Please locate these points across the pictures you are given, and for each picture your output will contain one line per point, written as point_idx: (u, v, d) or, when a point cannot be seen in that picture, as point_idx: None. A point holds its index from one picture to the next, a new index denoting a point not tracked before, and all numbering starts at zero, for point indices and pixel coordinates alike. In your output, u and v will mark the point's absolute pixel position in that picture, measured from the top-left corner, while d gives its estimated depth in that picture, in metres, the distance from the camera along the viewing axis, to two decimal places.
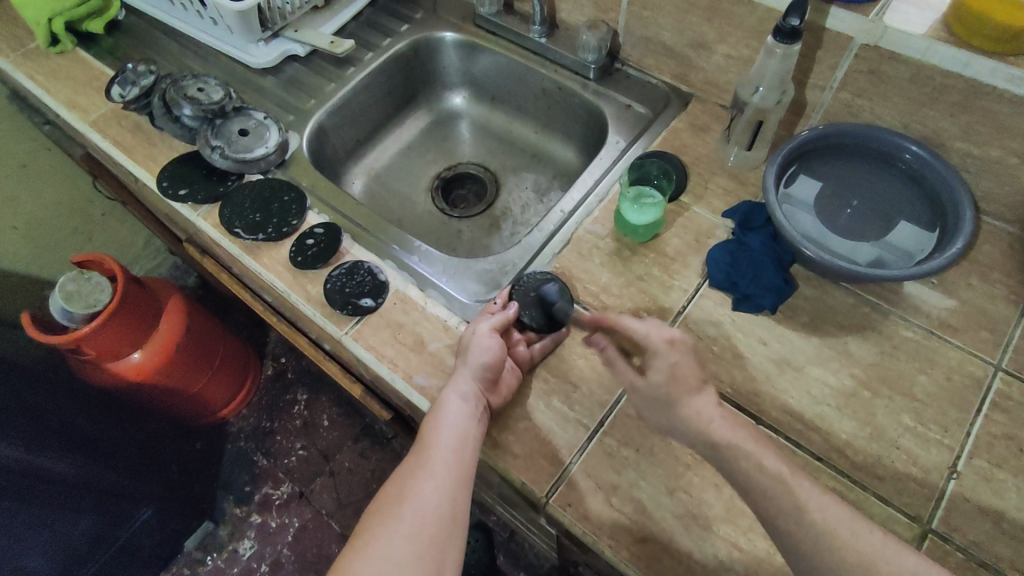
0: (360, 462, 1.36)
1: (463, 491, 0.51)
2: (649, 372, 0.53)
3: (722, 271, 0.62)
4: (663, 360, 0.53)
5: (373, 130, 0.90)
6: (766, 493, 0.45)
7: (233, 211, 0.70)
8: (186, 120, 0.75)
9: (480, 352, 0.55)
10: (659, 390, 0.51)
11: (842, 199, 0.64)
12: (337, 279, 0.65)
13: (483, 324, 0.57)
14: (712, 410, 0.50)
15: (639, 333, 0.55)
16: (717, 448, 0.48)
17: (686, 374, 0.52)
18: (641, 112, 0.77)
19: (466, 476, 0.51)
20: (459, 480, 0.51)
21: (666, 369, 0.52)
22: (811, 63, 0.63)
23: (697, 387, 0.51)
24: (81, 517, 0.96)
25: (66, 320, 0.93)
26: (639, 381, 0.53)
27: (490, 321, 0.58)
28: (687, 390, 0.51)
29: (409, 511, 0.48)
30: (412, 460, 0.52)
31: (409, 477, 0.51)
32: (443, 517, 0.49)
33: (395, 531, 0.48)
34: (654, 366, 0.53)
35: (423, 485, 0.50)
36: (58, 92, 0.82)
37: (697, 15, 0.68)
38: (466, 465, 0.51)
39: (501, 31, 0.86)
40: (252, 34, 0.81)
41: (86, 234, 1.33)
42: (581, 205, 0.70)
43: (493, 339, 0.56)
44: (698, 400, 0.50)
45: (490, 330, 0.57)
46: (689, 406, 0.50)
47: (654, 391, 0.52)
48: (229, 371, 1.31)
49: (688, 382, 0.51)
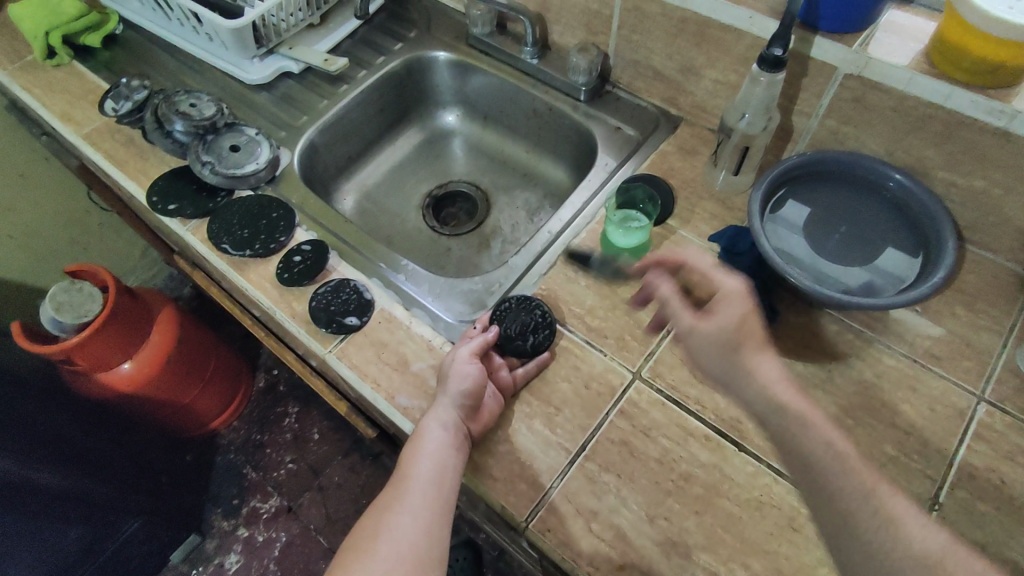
0: (350, 477, 1.35)
1: (440, 524, 0.50)
2: (711, 315, 0.50)
3: (708, 296, 0.61)
4: (731, 305, 0.50)
5: (365, 147, 0.91)
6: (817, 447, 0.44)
7: (222, 226, 0.70)
8: (178, 135, 0.76)
9: (459, 380, 0.55)
10: (723, 334, 0.49)
11: (830, 224, 0.64)
12: (322, 296, 0.64)
13: (464, 350, 0.57)
14: (771, 369, 0.47)
15: (714, 279, 0.52)
16: (783, 412, 0.45)
17: (753, 328, 0.49)
18: (630, 134, 0.78)
19: (444, 509, 0.51)
20: (437, 513, 0.50)
21: (730, 318, 0.49)
22: (796, 90, 0.63)
23: (763, 344, 0.48)
24: (70, 526, 0.93)
25: (56, 330, 0.95)
26: (700, 324, 0.50)
27: (470, 344, 0.58)
28: (753, 343, 0.48)
29: (384, 547, 0.48)
30: (391, 492, 0.52)
31: (386, 510, 0.51)
32: (419, 552, 0.48)
33: (369, 567, 0.48)
34: (719, 311, 0.50)
35: (400, 519, 0.50)
36: (52, 104, 0.83)
37: (685, 41, 0.69)
38: (444, 498, 0.51)
39: (494, 52, 0.86)
40: (246, 50, 0.82)
41: (82, 244, 1.32)
42: (568, 227, 0.70)
43: (473, 365, 0.55)
44: (764, 359, 0.48)
45: (470, 355, 0.57)
46: (750, 364, 0.48)
47: (716, 336, 0.49)
48: (221, 382, 1.31)
49: (755, 335, 0.49)
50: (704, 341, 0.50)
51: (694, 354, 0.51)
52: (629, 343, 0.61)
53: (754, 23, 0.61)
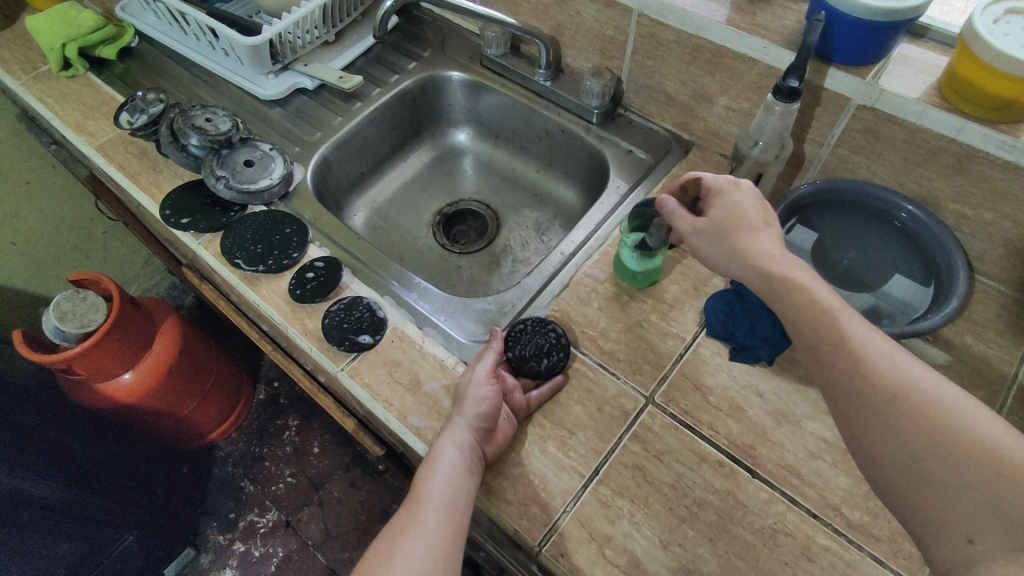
0: (349, 492, 1.34)
1: (453, 550, 0.50)
2: (710, 211, 0.53)
3: (719, 320, 0.62)
4: (722, 199, 0.52)
5: (377, 163, 0.92)
6: (846, 369, 0.42)
7: (235, 241, 0.70)
8: (192, 149, 0.76)
9: (475, 398, 0.55)
10: (715, 225, 0.51)
11: (838, 250, 0.65)
12: (335, 313, 0.64)
13: (479, 368, 0.58)
14: (772, 246, 0.48)
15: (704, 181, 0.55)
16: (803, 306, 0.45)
17: (749, 213, 0.51)
18: (642, 157, 0.79)
19: (457, 534, 0.50)
20: (450, 538, 0.50)
21: (724, 207, 0.51)
22: (809, 119, 0.64)
23: (760, 225, 0.50)
24: (61, 541, 0.91)
25: (59, 338, 0.93)
26: (699, 221, 0.53)
27: (485, 361, 0.59)
28: (750, 226, 0.50)
29: (396, 572, 0.47)
30: (403, 515, 0.51)
31: (398, 535, 0.50)
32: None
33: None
34: (715, 205, 0.52)
35: (413, 544, 0.49)
36: (66, 115, 0.83)
37: (699, 68, 0.70)
38: (457, 522, 0.51)
39: (507, 73, 0.87)
40: (262, 66, 0.83)
41: (85, 252, 1.32)
42: (581, 249, 0.70)
43: (489, 384, 0.56)
44: (762, 236, 0.49)
45: (485, 373, 0.57)
46: (746, 241, 0.49)
47: (711, 225, 0.52)
48: (221, 394, 1.30)
49: (753, 217, 0.50)
50: (704, 233, 0.52)
51: (698, 251, 0.53)
52: (642, 367, 0.61)
53: (768, 53, 0.62)
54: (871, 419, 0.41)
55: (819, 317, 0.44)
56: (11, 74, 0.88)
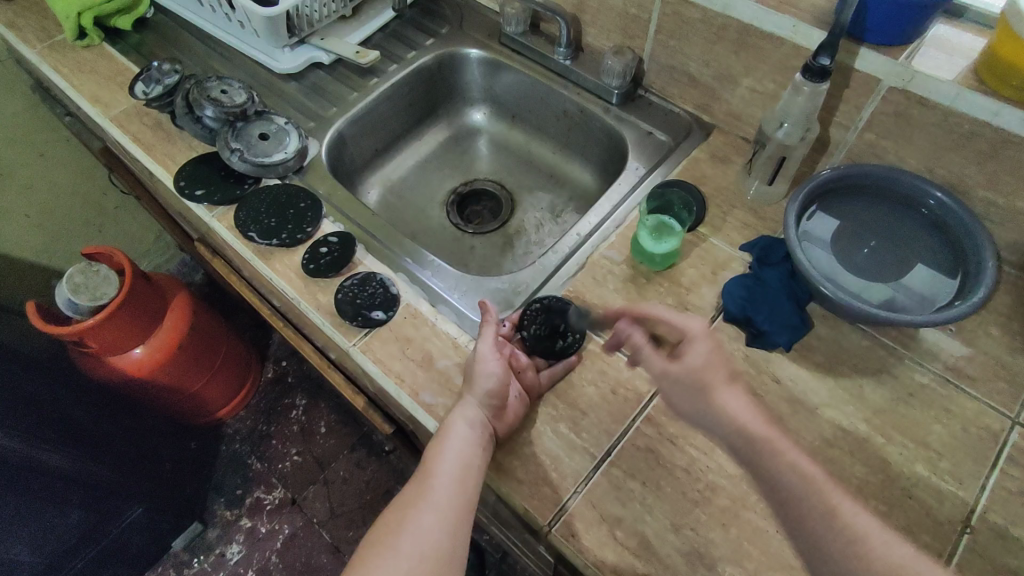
0: (355, 472, 1.35)
1: (464, 525, 0.50)
2: (682, 357, 0.51)
3: (738, 304, 0.61)
4: (699, 346, 0.51)
5: (392, 141, 0.91)
6: (785, 476, 0.44)
7: (249, 215, 0.69)
8: (208, 121, 0.75)
9: (484, 375, 0.54)
10: (693, 373, 0.49)
11: (859, 238, 0.64)
12: (349, 289, 0.64)
13: (486, 343, 0.57)
14: (747, 410, 0.47)
15: (671, 322, 0.53)
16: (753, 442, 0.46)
17: (719, 365, 0.50)
18: (662, 140, 0.77)
19: (467, 509, 0.51)
20: (460, 513, 0.50)
21: (702, 358, 0.50)
22: (837, 102, 0.63)
23: (725, 382, 0.49)
24: (73, 510, 0.93)
25: (71, 311, 0.93)
26: (672, 364, 0.51)
27: (490, 337, 0.58)
28: (720, 380, 0.49)
29: (406, 545, 0.48)
30: (412, 489, 0.52)
31: (409, 508, 0.50)
32: (442, 553, 0.48)
33: (392, 566, 0.47)
34: (689, 352, 0.51)
35: (424, 517, 0.49)
36: (81, 85, 0.82)
37: (724, 48, 0.68)
38: (468, 497, 0.51)
39: (526, 51, 0.86)
40: (278, 39, 0.82)
41: (97, 226, 1.32)
42: (598, 230, 0.69)
43: (497, 361, 0.55)
44: (731, 394, 0.48)
45: (492, 350, 0.56)
46: (716, 393, 0.48)
47: (688, 372, 0.50)
48: (230, 371, 1.30)
49: (721, 372, 0.50)
50: (677, 377, 0.50)
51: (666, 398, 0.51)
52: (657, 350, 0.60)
53: (797, 32, 0.61)
54: (802, 521, 0.43)
55: (764, 438, 0.46)
56: (27, 43, 0.87)
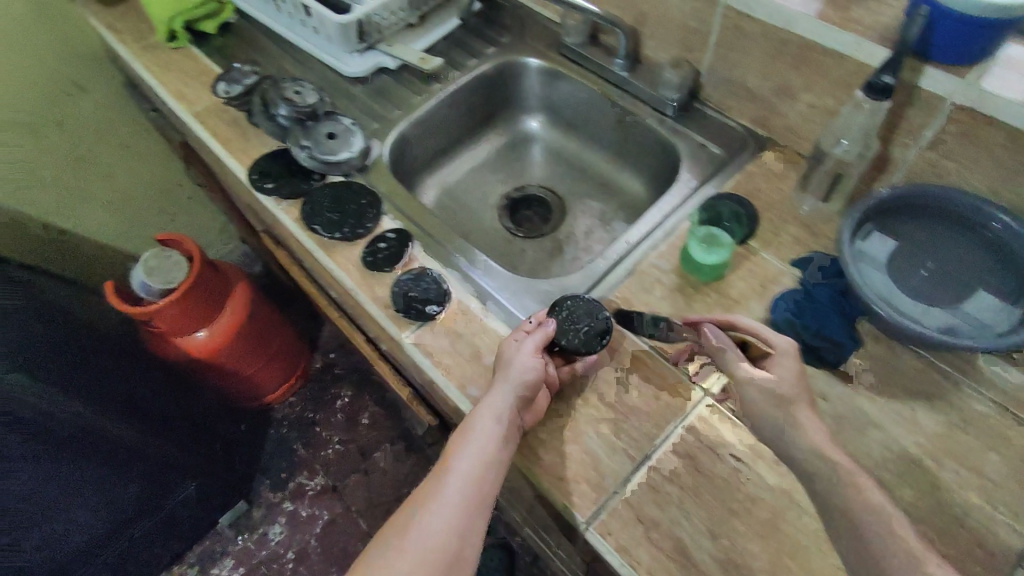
0: (394, 465, 1.39)
1: (480, 514, 0.51)
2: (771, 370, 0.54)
3: (787, 318, 0.61)
4: (789, 362, 0.54)
5: (451, 145, 0.94)
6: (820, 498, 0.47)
7: (313, 208, 0.74)
8: (281, 119, 0.81)
9: (521, 370, 0.56)
10: (784, 387, 0.52)
11: (917, 261, 0.63)
12: (405, 283, 0.67)
13: (530, 345, 0.58)
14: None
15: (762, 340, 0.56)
16: None
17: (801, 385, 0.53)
18: (716, 152, 0.78)
19: (482, 504, 0.52)
20: (478, 502, 0.52)
21: (790, 373, 0.53)
22: (899, 120, 0.62)
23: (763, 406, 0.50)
24: (132, 481, 1.00)
25: (144, 291, 1.00)
26: (759, 373, 0.54)
27: (533, 339, 0.58)
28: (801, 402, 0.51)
29: (422, 531, 0.49)
30: (433, 477, 0.53)
31: (428, 494, 0.51)
32: (457, 542, 0.49)
33: (408, 549, 0.49)
34: (778, 366, 0.54)
35: (442, 505, 0.51)
36: (169, 83, 0.89)
37: (784, 63, 0.69)
38: (487, 488, 0.52)
39: (583, 61, 0.88)
40: (349, 45, 0.87)
41: (169, 215, 1.41)
42: (647, 239, 0.70)
43: (536, 362, 0.56)
44: (811, 417, 0.51)
45: (534, 351, 0.57)
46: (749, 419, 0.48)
47: (779, 388, 0.52)
48: (282, 359, 1.35)
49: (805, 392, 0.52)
50: (766, 390, 0.52)
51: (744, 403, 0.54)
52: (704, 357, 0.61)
53: (860, 49, 0.61)
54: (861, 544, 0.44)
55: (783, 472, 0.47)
56: (123, 43, 0.94)
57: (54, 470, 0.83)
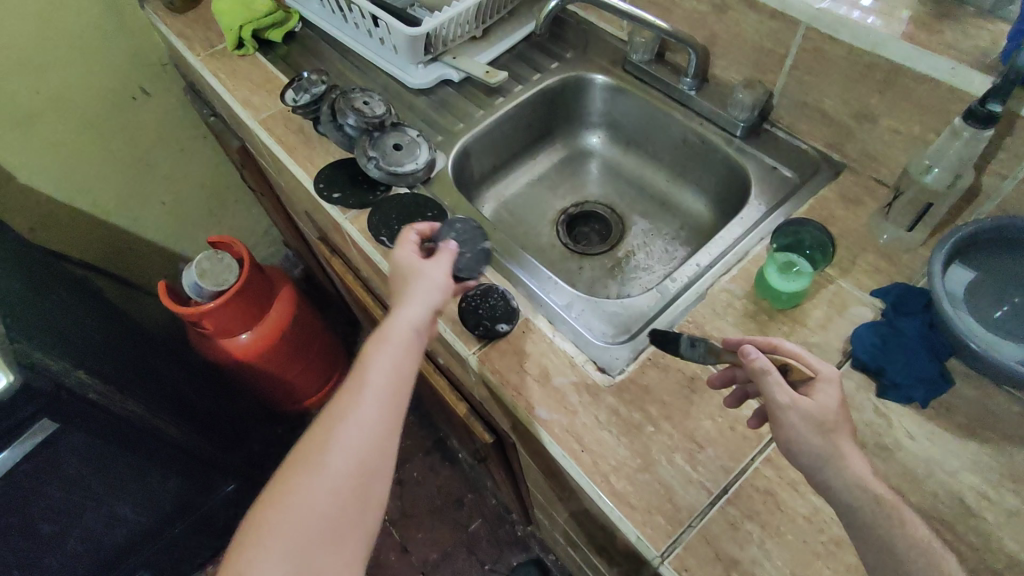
0: (428, 475, 1.38)
1: (397, 425, 0.52)
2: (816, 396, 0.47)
3: (869, 351, 0.59)
4: (833, 389, 0.47)
5: (509, 158, 0.93)
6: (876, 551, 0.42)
7: (382, 219, 0.74)
8: (348, 128, 0.81)
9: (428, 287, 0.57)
10: (828, 415, 0.45)
11: (1001, 296, 0.60)
12: (472, 299, 0.66)
13: (439, 266, 0.59)
14: (857, 457, 0.45)
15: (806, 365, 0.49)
16: None
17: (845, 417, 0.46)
18: (787, 176, 0.76)
19: (399, 414, 0.52)
20: (395, 414, 0.52)
21: (834, 400, 0.46)
22: (994, 149, 0.60)
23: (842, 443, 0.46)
24: (171, 476, 0.99)
25: (195, 293, 1.00)
26: (804, 400, 0.46)
27: (441, 260, 0.60)
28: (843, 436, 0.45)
29: (342, 447, 0.49)
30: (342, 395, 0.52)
31: (343, 411, 0.50)
32: (378, 452, 0.49)
33: (328, 464, 0.48)
34: (823, 393, 0.47)
35: (360, 420, 0.50)
36: (236, 90, 0.90)
37: (867, 86, 0.67)
38: (400, 399, 0.52)
39: (649, 78, 0.87)
40: (414, 57, 0.87)
41: (217, 218, 1.43)
42: (718, 262, 0.69)
43: (442, 278, 0.58)
44: (855, 453, 0.45)
45: (441, 270, 0.59)
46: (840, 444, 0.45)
47: (822, 414, 0.45)
48: (322, 364, 1.35)
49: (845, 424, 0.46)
50: (810, 417, 0.45)
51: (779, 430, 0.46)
52: None
53: (956, 74, 0.59)
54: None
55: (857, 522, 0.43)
56: (192, 50, 0.96)
57: (98, 461, 0.82)
